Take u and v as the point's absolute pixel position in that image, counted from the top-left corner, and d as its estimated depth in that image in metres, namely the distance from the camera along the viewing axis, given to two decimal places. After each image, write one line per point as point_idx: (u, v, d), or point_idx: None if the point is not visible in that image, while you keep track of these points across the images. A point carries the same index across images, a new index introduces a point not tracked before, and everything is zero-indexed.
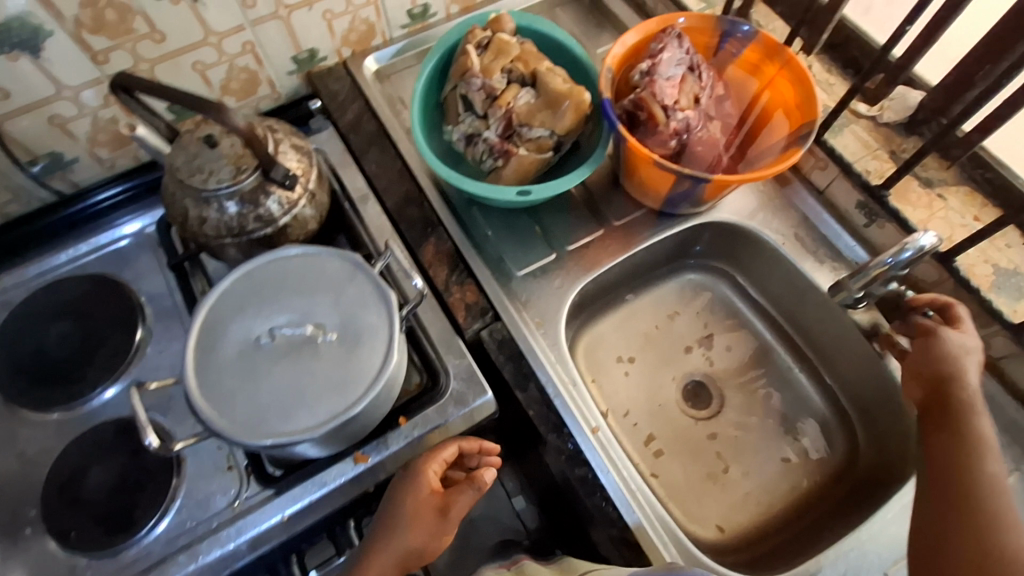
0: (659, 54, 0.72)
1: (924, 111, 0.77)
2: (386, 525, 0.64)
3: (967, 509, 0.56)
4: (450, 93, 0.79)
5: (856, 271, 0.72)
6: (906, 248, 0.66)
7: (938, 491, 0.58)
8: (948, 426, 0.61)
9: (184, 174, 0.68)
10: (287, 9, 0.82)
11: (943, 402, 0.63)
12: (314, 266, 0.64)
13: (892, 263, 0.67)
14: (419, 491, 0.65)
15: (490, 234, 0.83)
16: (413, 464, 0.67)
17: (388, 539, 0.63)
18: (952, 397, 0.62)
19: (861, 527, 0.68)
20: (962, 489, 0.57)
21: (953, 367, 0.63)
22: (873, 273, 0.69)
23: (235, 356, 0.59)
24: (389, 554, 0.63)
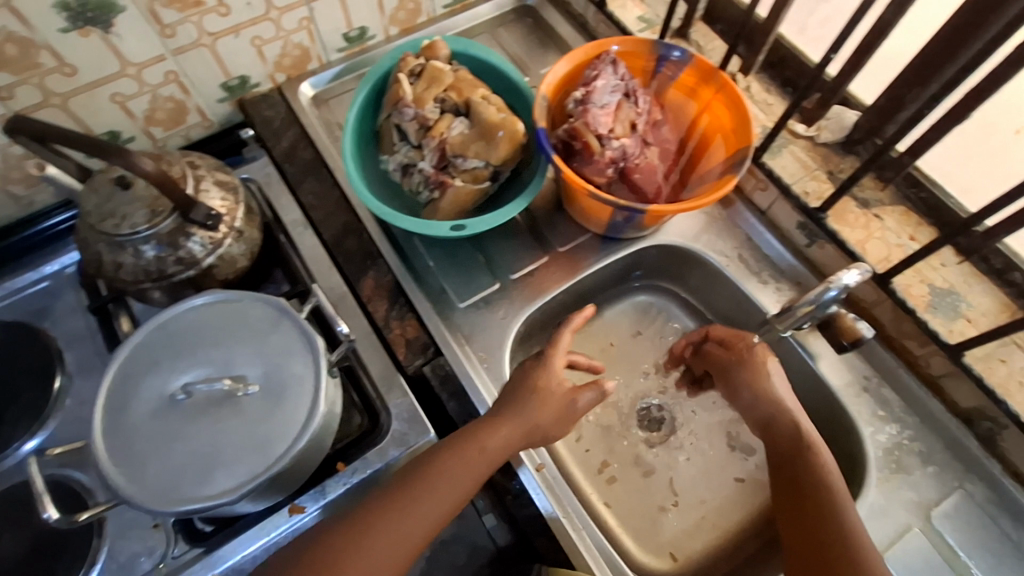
0: (593, 82, 0.72)
1: (859, 130, 0.76)
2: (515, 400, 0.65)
3: (830, 528, 0.59)
4: (385, 122, 0.77)
5: (784, 309, 0.69)
6: (832, 289, 0.62)
7: (798, 512, 0.62)
8: (795, 452, 0.65)
9: (96, 219, 0.64)
10: (211, 37, 0.78)
11: (782, 431, 0.67)
12: (235, 313, 0.62)
13: (818, 302, 0.64)
14: (550, 374, 0.66)
15: (431, 264, 0.81)
16: (542, 352, 0.68)
17: (515, 411, 0.64)
18: (793, 426, 0.66)
19: None
20: (821, 514, 0.60)
21: (769, 396, 0.68)
22: (800, 312, 0.66)
23: (148, 415, 0.57)
24: (513, 425, 0.63)
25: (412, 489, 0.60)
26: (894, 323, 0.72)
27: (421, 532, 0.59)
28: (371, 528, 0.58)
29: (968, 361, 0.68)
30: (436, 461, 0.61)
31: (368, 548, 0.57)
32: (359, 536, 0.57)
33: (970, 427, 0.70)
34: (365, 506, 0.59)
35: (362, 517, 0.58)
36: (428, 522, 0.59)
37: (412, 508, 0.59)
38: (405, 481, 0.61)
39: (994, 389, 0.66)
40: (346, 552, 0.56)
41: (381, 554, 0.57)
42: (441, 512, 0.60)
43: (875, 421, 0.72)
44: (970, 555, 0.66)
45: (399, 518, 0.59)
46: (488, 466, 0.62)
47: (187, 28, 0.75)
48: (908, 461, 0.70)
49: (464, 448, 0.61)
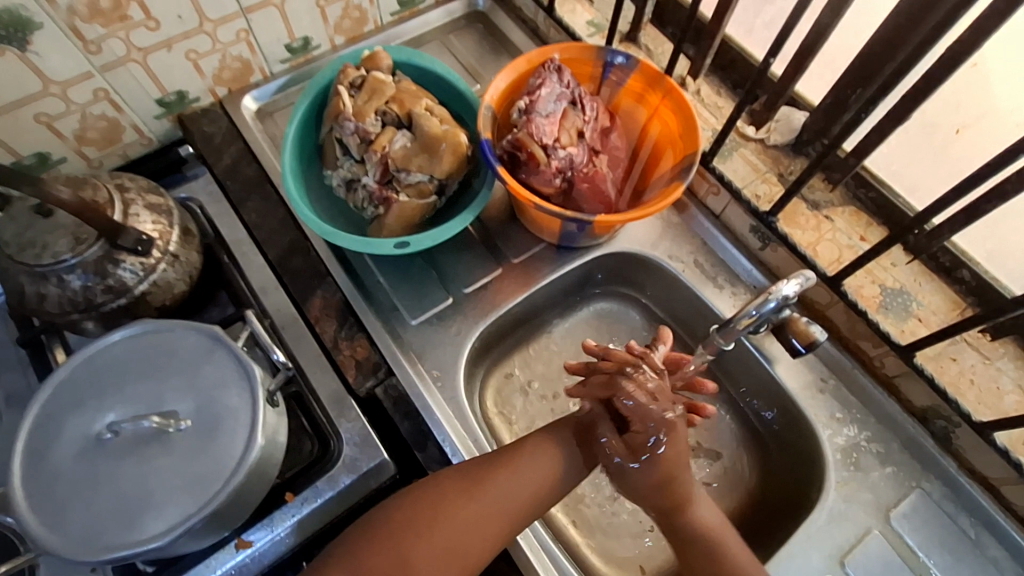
0: (538, 90, 0.70)
1: (808, 132, 0.76)
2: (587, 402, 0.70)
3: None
4: (327, 136, 0.75)
5: (723, 323, 0.68)
6: (771, 300, 0.62)
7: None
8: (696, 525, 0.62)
9: (14, 249, 0.61)
10: (140, 52, 0.75)
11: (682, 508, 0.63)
12: (166, 344, 0.59)
13: (759, 314, 0.64)
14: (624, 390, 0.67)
15: (382, 281, 0.79)
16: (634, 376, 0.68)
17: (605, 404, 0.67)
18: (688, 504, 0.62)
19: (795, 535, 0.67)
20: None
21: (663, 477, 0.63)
22: (740, 323, 0.65)
23: (71, 458, 0.54)
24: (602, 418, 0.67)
25: (525, 449, 0.64)
26: (847, 325, 0.71)
27: (531, 491, 0.62)
28: (489, 482, 0.61)
29: (920, 362, 0.68)
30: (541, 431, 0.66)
31: (485, 499, 0.60)
32: (478, 487, 0.61)
33: (925, 425, 0.70)
34: (479, 461, 0.63)
35: (477, 471, 0.62)
36: (538, 481, 0.63)
37: (523, 469, 0.62)
38: (514, 445, 0.65)
39: (944, 388, 0.67)
40: (466, 501, 0.60)
41: (498, 507, 0.61)
42: (547, 474, 0.63)
43: (833, 423, 0.72)
44: (929, 555, 0.66)
45: (512, 475, 0.62)
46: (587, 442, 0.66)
47: (113, 43, 0.72)
48: (866, 463, 0.70)
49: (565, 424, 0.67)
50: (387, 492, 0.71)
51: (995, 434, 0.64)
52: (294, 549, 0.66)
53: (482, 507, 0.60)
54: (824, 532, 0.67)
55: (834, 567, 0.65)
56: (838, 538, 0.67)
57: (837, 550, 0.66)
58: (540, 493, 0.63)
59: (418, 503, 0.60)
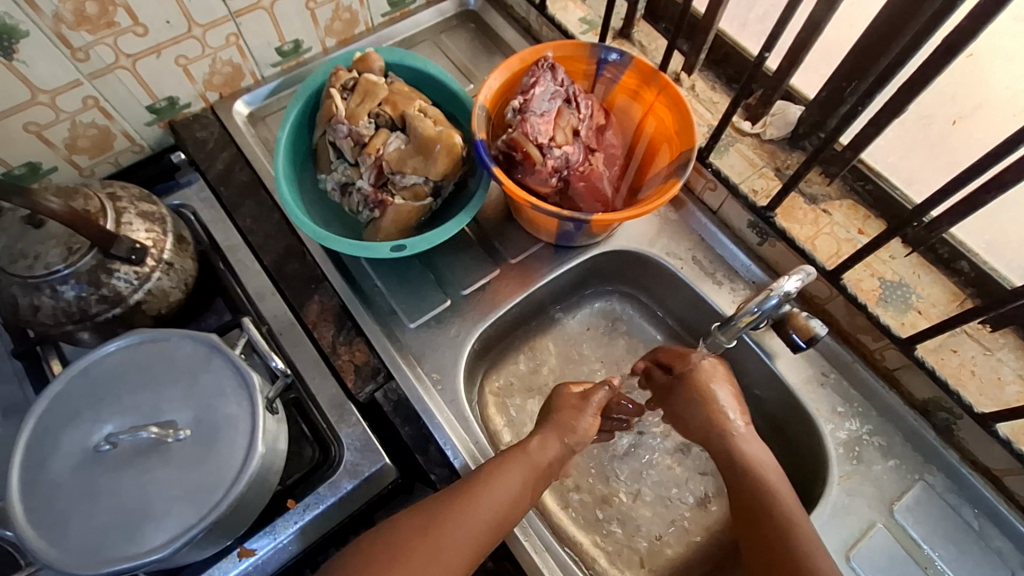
0: (531, 89, 0.70)
1: (804, 125, 0.76)
2: (550, 419, 0.68)
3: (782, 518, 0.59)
4: (320, 140, 0.74)
5: (725, 321, 0.68)
6: (772, 297, 0.62)
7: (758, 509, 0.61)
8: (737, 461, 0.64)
9: (6, 261, 0.60)
10: (129, 59, 0.74)
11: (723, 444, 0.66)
12: (162, 353, 0.58)
13: (760, 311, 0.63)
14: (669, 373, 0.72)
15: (380, 285, 0.78)
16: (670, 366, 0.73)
17: (564, 427, 0.66)
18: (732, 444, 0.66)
19: None
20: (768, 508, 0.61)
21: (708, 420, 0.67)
22: (742, 321, 0.65)
23: (69, 470, 0.53)
24: (557, 442, 0.65)
25: (479, 484, 0.61)
26: (848, 318, 0.71)
27: (485, 528, 0.59)
28: (443, 523, 0.58)
29: (921, 354, 0.68)
30: (496, 462, 0.63)
31: (440, 540, 0.58)
32: (433, 528, 0.58)
33: (927, 418, 0.70)
34: (432, 503, 0.61)
35: (433, 509, 0.60)
36: (495, 516, 0.59)
37: (478, 506, 0.59)
38: (470, 480, 0.61)
39: (946, 381, 0.66)
40: (421, 543, 0.58)
41: (454, 548, 0.58)
42: (503, 509, 0.60)
43: (835, 417, 0.71)
44: (933, 547, 0.66)
45: (468, 513, 0.59)
46: (543, 469, 0.64)
47: (101, 50, 0.71)
48: (868, 456, 0.70)
49: (520, 451, 0.64)
50: (390, 496, 0.71)
51: (997, 425, 0.64)
52: (297, 557, 0.66)
53: (438, 551, 0.57)
54: (830, 524, 0.67)
55: (840, 562, 0.65)
56: (845, 531, 0.66)
57: (843, 545, 0.66)
58: (497, 530, 0.60)
59: (377, 548, 0.58)
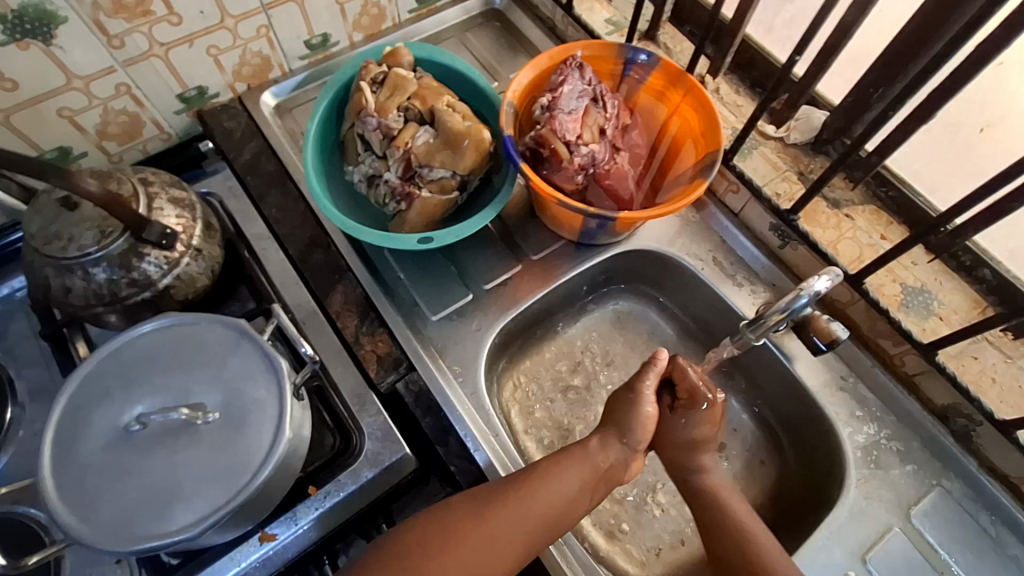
0: (560, 87, 0.70)
1: (828, 131, 0.76)
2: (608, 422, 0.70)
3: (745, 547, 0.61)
4: (348, 132, 0.75)
5: (755, 319, 0.68)
6: (803, 296, 0.62)
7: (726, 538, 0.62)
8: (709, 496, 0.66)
9: (40, 242, 0.61)
10: (163, 47, 0.75)
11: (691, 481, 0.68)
12: (191, 336, 0.59)
13: (789, 310, 0.64)
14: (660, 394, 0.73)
15: (402, 277, 0.79)
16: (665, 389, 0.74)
17: (622, 428, 0.68)
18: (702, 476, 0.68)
19: (819, 530, 0.67)
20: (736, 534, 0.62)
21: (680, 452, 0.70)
22: (773, 319, 0.66)
23: (99, 448, 0.54)
24: (618, 442, 0.67)
25: (538, 475, 0.62)
26: (868, 323, 0.71)
27: (541, 520, 0.60)
28: (500, 510, 0.60)
29: (942, 360, 0.68)
30: (555, 458, 0.65)
31: (495, 528, 0.59)
32: (489, 515, 0.60)
33: (945, 424, 0.70)
34: (490, 489, 0.62)
35: (488, 497, 0.61)
36: (551, 509, 0.61)
37: (535, 498, 0.61)
38: (528, 472, 0.63)
39: (967, 388, 0.67)
40: (476, 529, 0.59)
41: (509, 537, 0.59)
42: (568, 498, 0.62)
43: (853, 421, 0.72)
44: (951, 553, 0.66)
45: (525, 505, 0.60)
46: (602, 470, 0.65)
47: (136, 38, 0.72)
48: (886, 460, 0.70)
49: (577, 450, 0.66)
50: (409, 486, 0.71)
51: (1017, 433, 0.64)
52: (316, 543, 0.67)
53: (493, 538, 0.59)
54: (843, 523, 0.67)
55: (856, 564, 0.66)
56: (860, 535, 0.67)
57: (860, 547, 0.66)
58: (552, 522, 0.61)
59: (432, 526, 0.59)
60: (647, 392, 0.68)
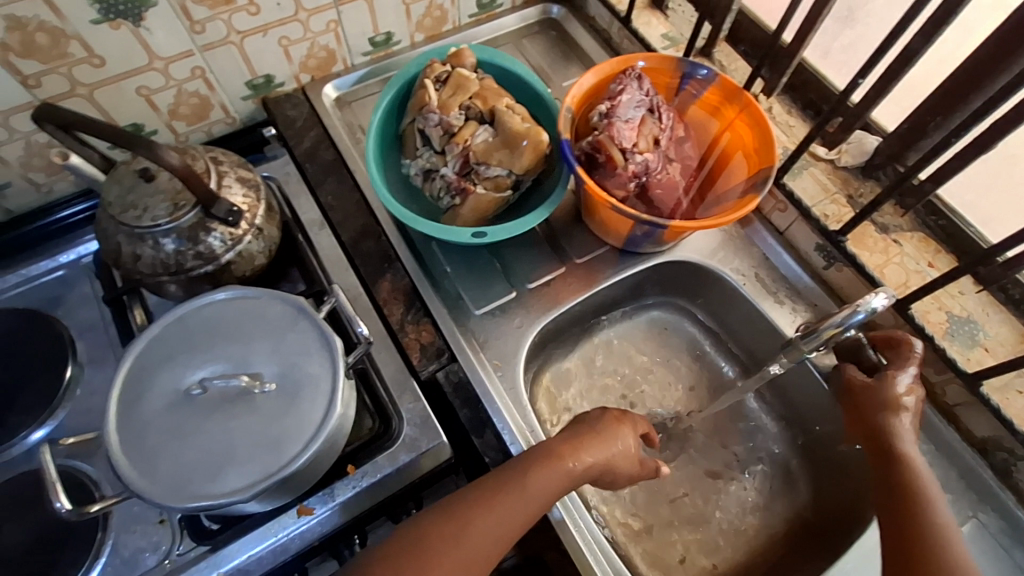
0: (619, 96, 0.72)
1: (880, 156, 0.76)
2: (589, 429, 0.65)
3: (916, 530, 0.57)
4: (408, 127, 0.78)
5: (807, 331, 0.68)
6: (860, 312, 0.61)
7: (897, 516, 0.59)
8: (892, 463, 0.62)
9: (117, 210, 0.65)
10: (239, 35, 0.79)
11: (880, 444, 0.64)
12: (254, 309, 0.62)
13: (845, 325, 0.63)
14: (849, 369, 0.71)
15: (449, 270, 0.81)
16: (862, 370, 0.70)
17: (605, 447, 0.64)
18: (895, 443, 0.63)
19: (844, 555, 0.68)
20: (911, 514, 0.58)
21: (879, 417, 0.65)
22: (825, 335, 0.65)
23: (163, 409, 0.57)
24: (604, 456, 0.64)
25: (513, 486, 0.58)
26: None
27: (512, 532, 0.57)
28: (470, 525, 0.56)
29: (986, 392, 0.68)
30: (529, 466, 0.60)
31: (469, 541, 0.56)
32: (461, 529, 0.56)
33: (985, 457, 0.70)
34: (460, 500, 0.58)
35: (457, 508, 0.57)
36: (524, 518, 0.58)
37: (509, 510, 0.57)
38: (500, 482, 0.59)
39: (1012, 421, 0.66)
40: (450, 541, 0.56)
41: (483, 549, 0.56)
42: (544, 503, 0.59)
43: None
44: None
45: (499, 515, 0.57)
46: (579, 478, 0.61)
47: (216, 25, 0.76)
48: None
49: (554, 460, 0.61)
50: (444, 473, 0.73)
51: None
52: (351, 521, 0.69)
53: (465, 552, 0.55)
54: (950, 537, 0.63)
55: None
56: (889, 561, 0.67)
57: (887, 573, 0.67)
58: (523, 529, 0.58)
59: (403, 546, 0.55)
60: (628, 429, 0.66)
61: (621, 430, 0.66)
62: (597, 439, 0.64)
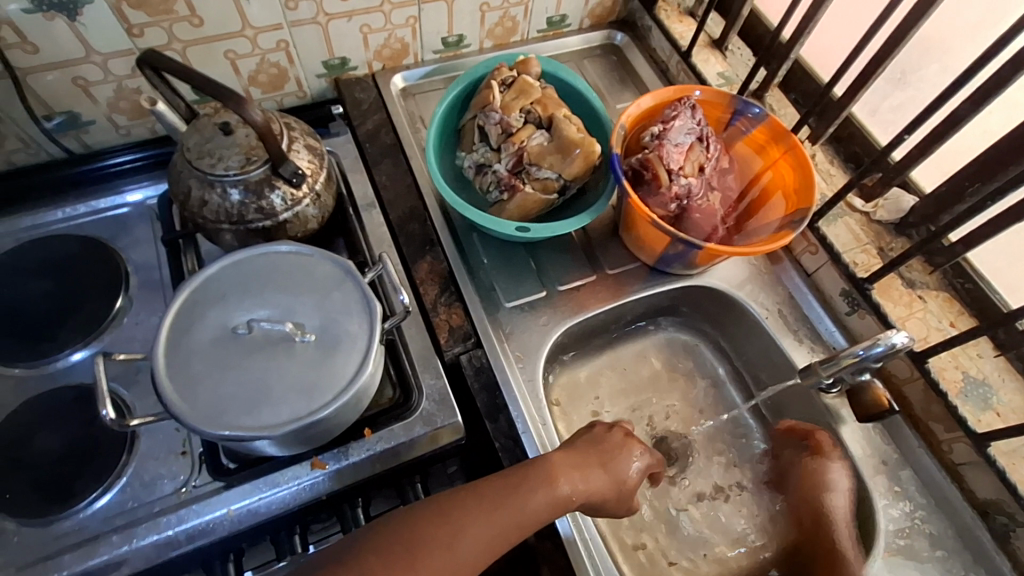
0: (672, 120, 0.77)
1: (914, 215, 0.79)
2: (591, 453, 0.67)
3: None
4: (469, 122, 0.83)
5: (828, 358, 0.72)
6: (878, 345, 0.66)
7: None
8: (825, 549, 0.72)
9: (194, 155, 0.70)
10: (326, 17, 0.84)
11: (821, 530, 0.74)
12: (304, 266, 0.66)
13: (862, 356, 0.68)
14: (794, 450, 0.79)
15: (485, 262, 0.84)
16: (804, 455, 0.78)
17: (603, 474, 0.66)
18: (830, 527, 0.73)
19: None
20: None
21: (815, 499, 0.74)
22: (844, 362, 0.70)
23: (208, 342, 0.60)
24: (602, 479, 0.66)
25: (512, 499, 0.61)
26: (923, 403, 0.73)
27: (503, 541, 0.60)
28: (465, 531, 0.58)
29: (993, 453, 0.69)
30: (529, 480, 0.62)
31: (461, 548, 0.58)
32: (457, 533, 0.58)
33: (984, 520, 0.70)
34: (459, 503, 0.60)
35: (454, 514, 0.59)
36: (515, 534, 0.61)
37: (504, 520, 0.60)
38: (500, 490, 0.61)
39: (1016, 486, 0.67)
40: (444, 545, 0.57)
41: (470, 558, 0.58)
42: (535, 523, 0.62)
43: (890, 495, 0.73)
44: None
45: (493, 527, 0.59)
46: (569, 504, 0.64)
47: (309, 4, 0.82)
48: (917, 540, 0.71)
49: (553, 483, 0.63)
50: (453, 453, 0.76)
51: None
52: (356, 484, 0.71)
53: (454, 559, 0.57)
54: None
55: None
56: None
57: None
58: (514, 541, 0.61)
59: (400, 539, 0.57)
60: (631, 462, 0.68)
61: (622, 460, 0.68)
62: (599, 468, 0.66)
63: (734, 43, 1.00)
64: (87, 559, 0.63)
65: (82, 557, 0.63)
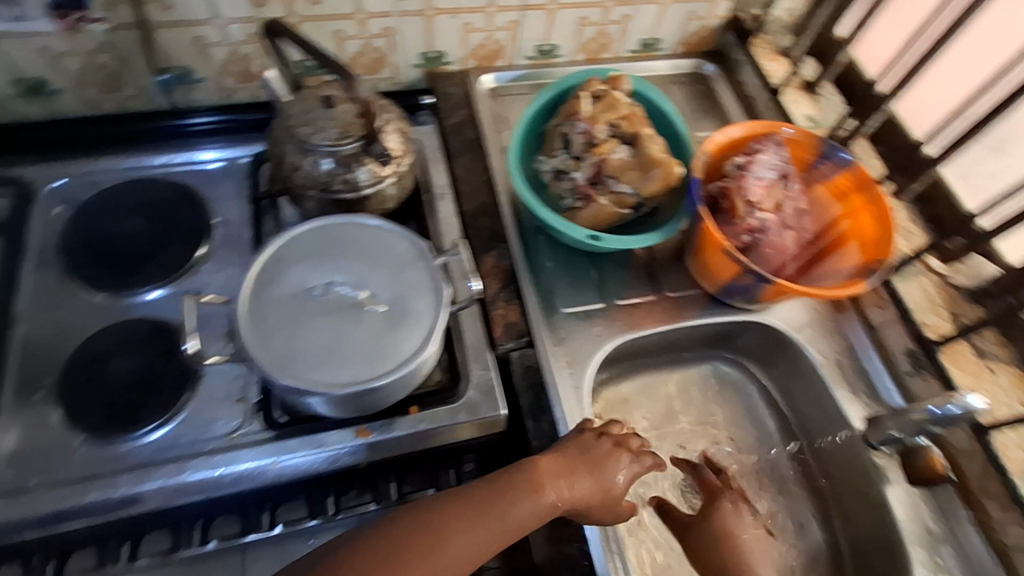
0: (757, 154, 0.78)
1: (996, 285, 0.78)
2: (579, 459, 0.64)
3: None
4: (555, 128, 0.85)
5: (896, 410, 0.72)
6: (953, 403, 0.66)
7: None
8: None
9: (296, 122, 0.74)
10: (434, 11, 0.88)
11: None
12: (382, 241, 0.68)
13: (935, 412, 0.68)
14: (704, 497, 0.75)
15: (548, 266, 0.86)
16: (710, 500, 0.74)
17: (594, 480, 0.63)
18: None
19: None
20: None
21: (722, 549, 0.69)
22: (913, 416, 0.69)
23: (287, 296, 0.63)
24: (589, 486, 0.62)
25: (495, 509, 0.59)
26: (979, 477, 0.71)
27: (490, 546, 0.59)
28: (446, 538, 0.57)
29: None
30: (511, 488, 0.61)
31: (445, 557, 0.57)
32: (439, 542, 0.57)
33: None
34: (444, 508, 0.59)
35: (434, 522, 0.58)
36: (503, 540, 0.59)
37: (488, 528, 0.59)
38: (482, 496, 0.60)
39: None
40: (427, 552, 0.57)
41: (455, 566, 0.57)
42: (522, 529, 0.60)
43: (931, 566, 0.70)
44: None
45: (477, 534, 0.58)
46: (555, 510, 0.62)
47: None
48: None
49: (536, 492, 0.61)
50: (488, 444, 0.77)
51: None
52: (394, 458, 0.73)
53: (441, 562, 0.57)
54: None
55: None
56: None
57: None
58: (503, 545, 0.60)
59: (381, 544, 0.57)
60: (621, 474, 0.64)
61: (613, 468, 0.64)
62: (589, 480, 0.63)
63: (827, 88, 1.00)
64: (138, 483, 0.66)
65: (132, 481, 0.66)
